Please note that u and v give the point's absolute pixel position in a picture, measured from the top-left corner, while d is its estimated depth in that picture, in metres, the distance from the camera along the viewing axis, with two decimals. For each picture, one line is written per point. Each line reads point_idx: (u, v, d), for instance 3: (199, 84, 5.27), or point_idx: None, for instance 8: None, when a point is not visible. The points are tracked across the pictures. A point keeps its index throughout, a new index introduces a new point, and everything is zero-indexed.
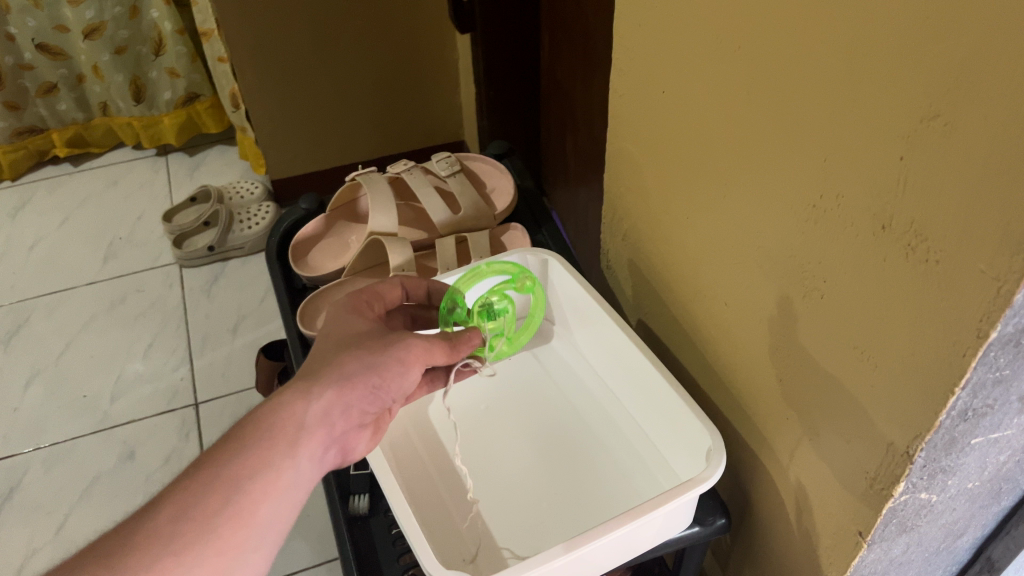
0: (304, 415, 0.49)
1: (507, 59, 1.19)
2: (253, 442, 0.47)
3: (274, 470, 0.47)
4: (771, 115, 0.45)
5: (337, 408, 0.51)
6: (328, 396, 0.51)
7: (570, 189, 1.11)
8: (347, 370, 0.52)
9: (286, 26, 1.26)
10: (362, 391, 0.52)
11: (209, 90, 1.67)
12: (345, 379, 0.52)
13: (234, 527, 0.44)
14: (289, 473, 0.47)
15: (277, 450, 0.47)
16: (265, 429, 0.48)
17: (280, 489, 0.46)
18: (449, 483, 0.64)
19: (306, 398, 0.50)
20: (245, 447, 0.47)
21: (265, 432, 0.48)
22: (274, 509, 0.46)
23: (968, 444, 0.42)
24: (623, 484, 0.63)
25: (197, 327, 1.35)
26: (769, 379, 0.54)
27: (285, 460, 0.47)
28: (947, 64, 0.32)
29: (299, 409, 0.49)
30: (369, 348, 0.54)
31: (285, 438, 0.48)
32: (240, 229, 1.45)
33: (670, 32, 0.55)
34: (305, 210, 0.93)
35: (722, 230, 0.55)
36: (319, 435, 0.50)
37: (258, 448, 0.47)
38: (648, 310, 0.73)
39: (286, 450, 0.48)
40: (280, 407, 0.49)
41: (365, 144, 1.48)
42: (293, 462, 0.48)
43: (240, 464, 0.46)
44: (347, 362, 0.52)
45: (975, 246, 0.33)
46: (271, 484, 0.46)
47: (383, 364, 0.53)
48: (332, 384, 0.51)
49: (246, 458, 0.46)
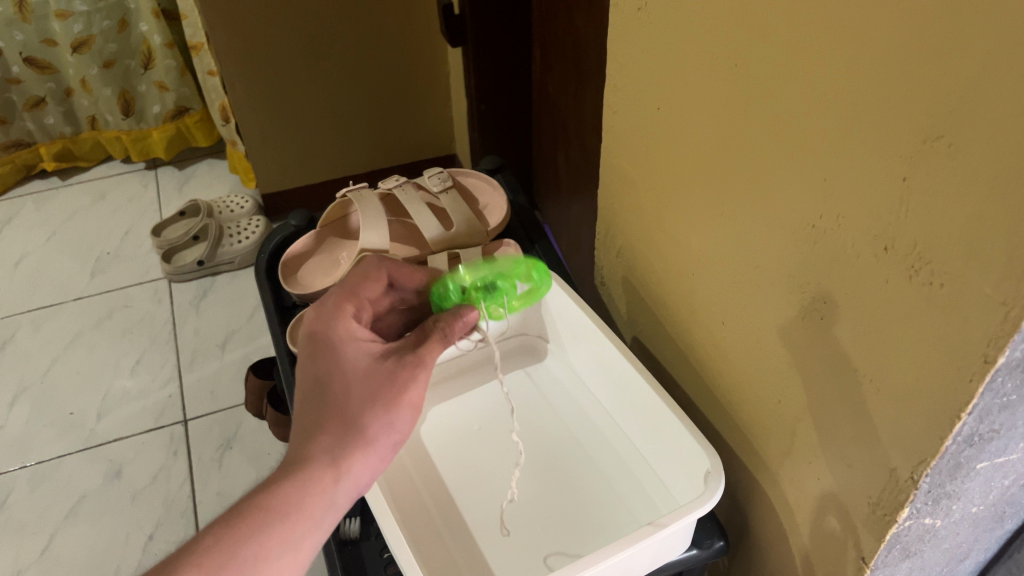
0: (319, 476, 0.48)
1: (498, 73, 1.18)
2: (276, 521, 0.45)
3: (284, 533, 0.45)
4: (769, 133, 0.44)
5: (362, 475, 0.50)
6: (357, 469, 0.49)
7: (563, 204, 1.11)
8: (371, 435, 0.50)
9: (277, 40, 1.26)
10: (383, 450, 0.51)
11: (199, 104, 1.66)
12: (368, 444, 0.50)
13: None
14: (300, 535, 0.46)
15: (300, 530, 0.46)
16: (290, 505, 0.46)
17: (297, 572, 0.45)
18: (442, 509, 0.63)
19: (335, 473, 0.48)
20: (267, 525, 0.45)
21: (290, 510, 0.46)
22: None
23: (972, 470, 0.41)
24: (619, 508, 0.62)
25: (186, 342, 1.33)
26: (768, 400, 0.53)
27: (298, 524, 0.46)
28: (951, 82, 0.31)
29: (329, 487, 0.48)
30: (387, 401, 0.51)
31: (308, 517, 0.47)
32: (229, 244, 1.44)
33: (665, 47, 0.54)
34: (295, 227, 0.93)
35: (719, 249, 0.54)
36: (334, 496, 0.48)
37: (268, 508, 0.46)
38: (643, 328, 0.73)
39: (309, 529, 0.47)
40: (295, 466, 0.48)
41: (356, 158, 1.47)
42: (313, 543, 0.47)
43: (261, 543, 0.44)
44: (370, 423, 0.50)
45: (981, 269, 0.32)
46: (290, 568, 0.45)
47: (404, 422, 0.51)
48: (359, 452, 0.49)
49: (268, 540, 0.45)
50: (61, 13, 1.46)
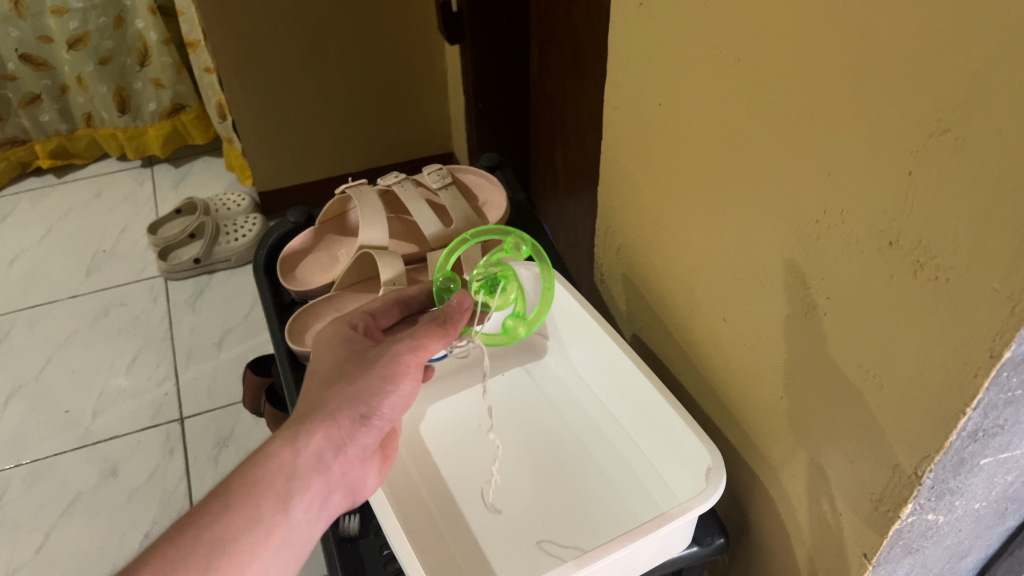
0: (293, 465, 0.49)
1: (496, 71, 1.18)
2: (237, 501, 0.47)
3: (264, 527, 0.47)
4: (772, 129, 0.44)
5: (327, 447, 0.51)
6: (317, 440, 0.50)
7: (560, 202, 1.11)
8: (331, 407, 0.52)
9: (275, 37, 1.25)
10: (350, 423, 0.52)
11: (195, 101, 1.65)
12: (330, 417, 0.51)
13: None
14: (280, 527, 0.47)
15: (266, 506, 0.47)
16: (249, 486, 0.48)
17: (268, 547, 0.47)
18: (442, 506, 0.63)
19: (293, 447, 0.50)
20: (227, 507, 0.47)
21: (250, 489, 0.48)
22: (262, 569, 0.46)
23: (976, 465, 0.41)
24: (619, 505, 0.62)
25: (182, 340, 1.33)
26: (770, 396, 0.53)
27: (276, 518, 0.47)
28: (959, 77, 0.31)
29: (286, 460, 0.49)
30: (349, 375, 0.54)
31: (270, 493, 0.48)
32: (226, 242, 1.44)
33: (667, 43, 0.54)
34: (294, 223, 0.92)
35: (720, 245, 0.54)
36: (313, 485, 0.50)
37: (243, 506, 0.47)
38: (643, 325, 0.72)
39: (275, 504, 0.48)
40: (268, 458, 0.49)
41: (353, 156, 1.47)
42: (283, 517, 0.48)
43: (234, 547, 0.45)
44: (330, 396, 0.52)
45: (988, 265, 0.32)
46: (259, 544, 0.46)
47: (368, 392, 0.53)
48: (319, 425, 0.51)
49: (232, 521, 0.46)
50: (57, 10, 1.46)
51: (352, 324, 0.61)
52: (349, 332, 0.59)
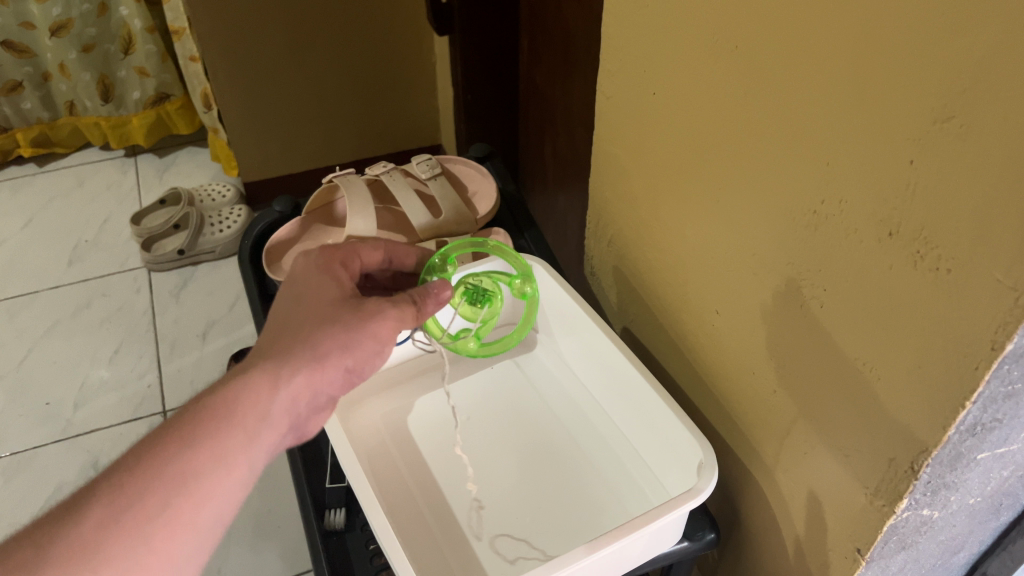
0: (268, 406, 0.46)
1: (486, 62, 1.17)
2: (204, 434, 0.44)
3: (226, 467, 0.44)
4: (770, 118, 0.44)
5: (304, 392, 0.48)
6: (298, 382, 0.48)
7: (549, 195, 1.10)
8: (321, 351, 0.49)
9: (262, 24, 1.23)
10: (334, 374, 0.50)
11: (180, 91, 1.63)
12: (317, 360, 0.49)
13: (171, 533, 0.41)
14: (242, 469, 0.44)
15: (232, 444, 0.44)
16: (218, 419, 0.44)
17: (228, 488, 0.44)
18: (429, 499, 0.62)
19: (272, 385, 0.47)
20: (193, 439, 0.43)
21: (219, 423, 0.44)
22: (218, 509, 0.43)
23: (973, 459, 0.40)
24: (608, 498, 0.61)
25: (165, 332, 1.31)
26: (764, 388, 0.52)
27: (239, 458, 0.44)
28: (963, 62, 0.30)
29: (263, 399, 0.46)
30: (346, 323, 0.51)
31: (239, 430, 0.45)
32: (210, 233, 1.42)
33: (663, 29, 0.53)
34: (279, 212, 0.91)
35: (715, 237, 0.53)
36: (278, 427, 0.47)
37: (211, 441, 0.44)
38: (634, 318, 0.72)
39: (242, 442, 0.45)
40: (242, 393, 0.46)
41: (340, 147, 1.45)
42: (247, 457, 0.45)
43: (194, 487, 0.42)
44: (322, 338, 0.49)
45: (992, 254, 0.32)
46: (220, 484, 0.43)
47: (359, 346, 0.50)
48: (302, 366, 0.48)
49: (196, 457, 0.43)
50: None
51: (342, 259, 0.57)
52: (338, 269, 0.56)
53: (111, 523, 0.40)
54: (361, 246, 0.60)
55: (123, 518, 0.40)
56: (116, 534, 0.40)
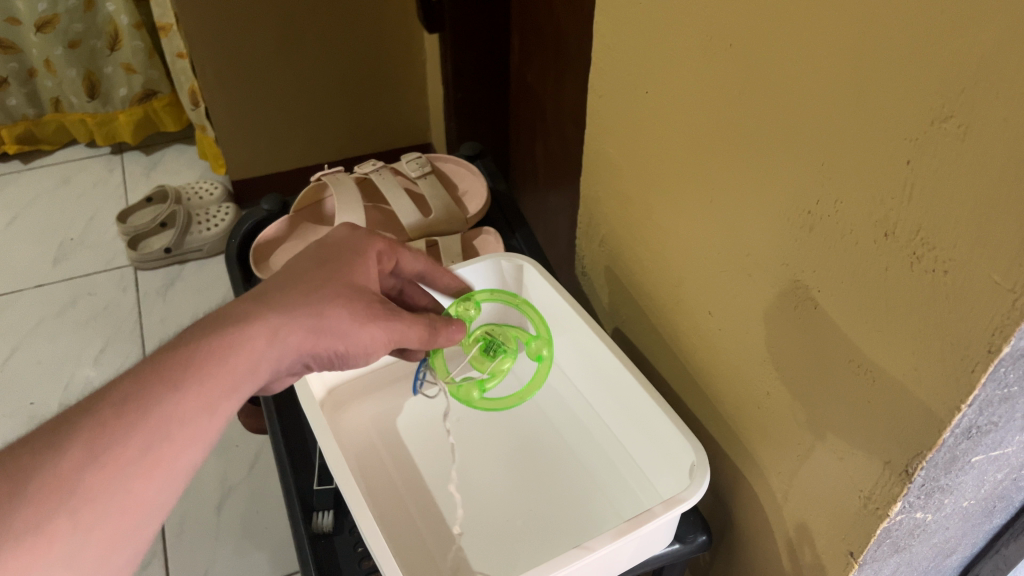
0: (258, 356, 0.44)
1: (477, 59, 1.16)
2: (192, 378, 0.41)
3: (211, 413, 0.41)
4: (766, 118, 0.43)
5: (292, 355, 0.47)
6: (293, 340, 0.47)
7: (540, 194, 1.09)
8: (324, 323, 0.48)
9: (250, 20, 1.22)
10: (323, 350, 0.48)
11: (167, 88, 1.62)
12: (318, 328, 0.48)
13: (150, 477, 0.39)
14: (224, 417, 0.42)
15: (218, 392, 0.42)
16: (209, 363, 0.42)
17: (209, 437, 0.41)
18: (419, 502, 0.61)
19: (268, 339, 0.45)
20: (182, 382, 0.41)
21: (209, 368, 0.42)
22: (196, 456, 0.41)
23: (967, 462, 0.40)
24: (601, 501, 0.61)
25: (152, 331, 1.30)
26: (757, 389, 0.52)
27: (223, 406, 0.42)
28: (962, 60, 0.30)
29: (255, 350, 0.44)
30: (356, 314, 0.50)
31: (226, 379, 0.42)
32: (198, 231, 1.40)
33: (656, 25, 0.52)
34: (268, 211, 0.90)
35: (708, 237, 0.53)
36: (260, 380, 0.45)
37: (200, 385, 0.41)
38: (626, 319, 0.71)
39: (227, 389, 0.42)
40: (236, 340, 0.44)
41: (329, 145, 1.44)
42: (229, 408, 0.42)
43: (179, 430, 0.40)
44: (328, 309, 0.49)
45: (990, 254, 0.31)
46: (201, 433, 0.41)
47: (356, 335, 0.50)
48: (302, 329, 0.47)
49: (182, 399, 0.40)
50: None
51: (382, 254, 0.56)
52: (374, 259, 0.55)
53: (91, 463, 0.37)
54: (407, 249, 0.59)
55: (104, 458, 0.37)
56: (96, 474, 0.37)
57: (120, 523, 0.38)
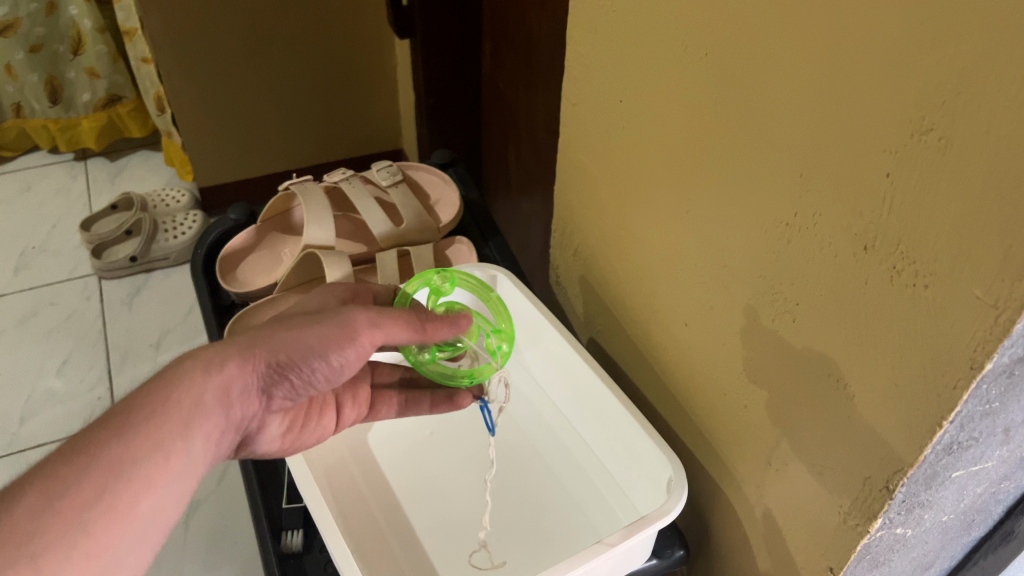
0: (201, 391, 0.45)
1: (448, 65, 1.15)
2: (140, 420, 0.42)
3: (163, 453, 0.42)
4: (744, 129, 0.42)
5: (239, 382, 0.46)
6: (230, 369, 0.46)
7: (513, 202, 1.08)
8: (255, 341, 0.48)
9: (217, 25, 1.20)
10: (265, 366, 0.47)
11: (133, 93, 1.58)
12: (252, 351, 0.47)
13: (111, 522, 0.40)
14: (179, 456, 0.43)
15: (168, 431, 0.43)
16: (154, 405, 0.43)
17: (168, 476, 0.42)
18: (396, 529, 0.59)
19: (205, 371, 0.45)
20: (128, 427, 0.42)
21: (155, 410, 0.43)
22: (160, 497, 0.42)
23: (947, 478, 0.39)
24: (579, 517, 0.60)
25: (117, 342, 1.27)
26: (733, 402, 0.51)
27: (176, 444, 0.43)
28: (944, 72, 0.29)
29: (196, 385, 0.45)
30: (291, 323, 0.49)
31: (175, 418, 0.43)
32: (164, 239, 1.37)
33: (630, 33, 0.51)
34: (235, 220, 0.88)
35: (685, 248, 0.52)
36: (216, 415, 0.45)
37: (147, 426, 0.42)
38: (600, 329, 0.71)
39: (177, 429, 0.43)
40: (176, 379, 0.44)
41: (299, 151, 1.42)
42: (185, 446, 0.43)
43: (131, 474, 0.41)
44: (261, 329, 0.49)
45: (971, 269, 0.31)
46: (159, 472, 0.42)
47: (292, 341, 0.48)
48: (236, 354, 0.47)
49: (131, 443, 0.41)
50: None
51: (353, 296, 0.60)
52: (343, 291, 0.60)
53: (46, 511, 0.38)
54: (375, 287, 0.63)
55: (60, 505, 0.38)
56: (52, 523, 0.38)
57: (85, 567, 0.39)
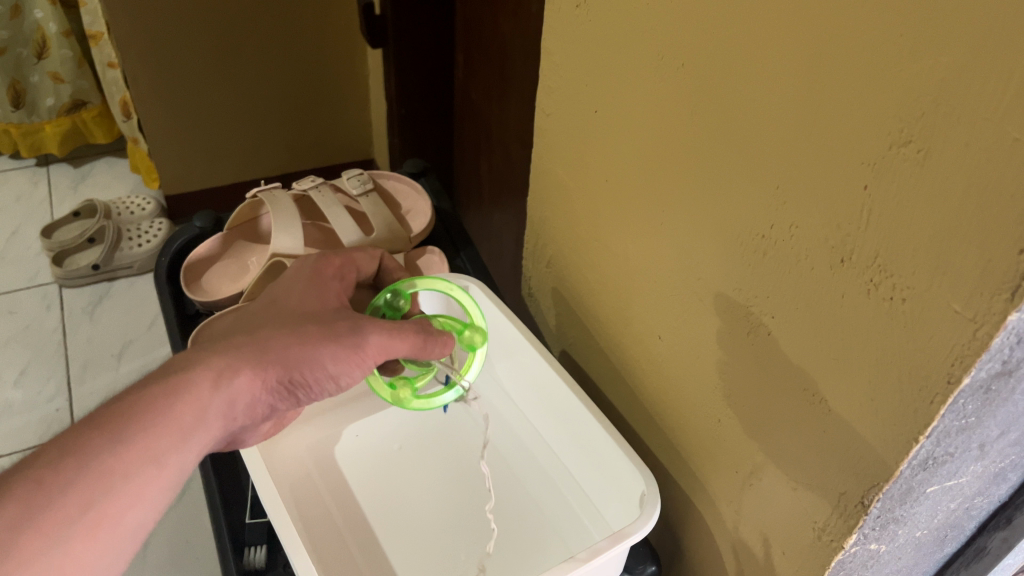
0: (206, 404, 0.44)
1: (421, 75, 1.14)
2: (136, 429, 0.41)
3: (157, 466, 0.41)
4: (720, 140, 0.42)
5: (244, 398, 0.45)
6: (241, 383, 0.45)
7: (484, 213, 1.08)
8: (268, 355, 0.47)
9: (186, 30, 1.18)
10: (276, 382, 0.47)
11: (98, 98, 1.55)
12: (263, 364, 0.46)
13: (90, 538, 0.38)
14: (172, 470, 0.41)
15: (166, 444, 0.41)
16: (154, 413, 0.42)
17: (155, 493, 0.41)
18: (358, 536, 0.58)
19: (213, 384, 0.44)
20: (125, 435, 0.40)
21: (155, 419, 0.41)
22: (143, 514, 0.40)
23: (922, 493, 0.39)
24: (549, 532, 0.59)
25: (77, 352, 1.24)
26: (707, 416, 0.51)
27: (171, 457, 0.41)
28: (924, 83, 0.29)
29: (202, 397, 0.44)
30: (307, 336, 0.48)
31: (175, 430, 0.42)
32: (128, 247, 1.34)
33: (606, 43, 0.51)
34: (200, 228, 0.86)
35: (659, 259, 0.52)
36: (214, 429, 0.44)
37: (144, 437, 0.41)
38: (573, 341, 0.70)
39: (174, 442, 0.42)
40: (183, 388, 0.43)
41: (268, 160, 1.40)
42: (179, 460, 0.42)
43: (121, 487, 0.39)
44: (271, 339, 0.48)
45: (951, 283, 0.30)
46: (148, 487, 0.40)
47: (310, 360, 0.48)
48: (248, 368, 0.46)
49: (125, 453, 0.40)
50: None
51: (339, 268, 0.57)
52: (331, 280, 0.55)
53: (24, 523, 0.36)
54: (356, 255, 0.60)
55: (40, 518, 0.37)
56: (31, 536, 0.36)
57: None
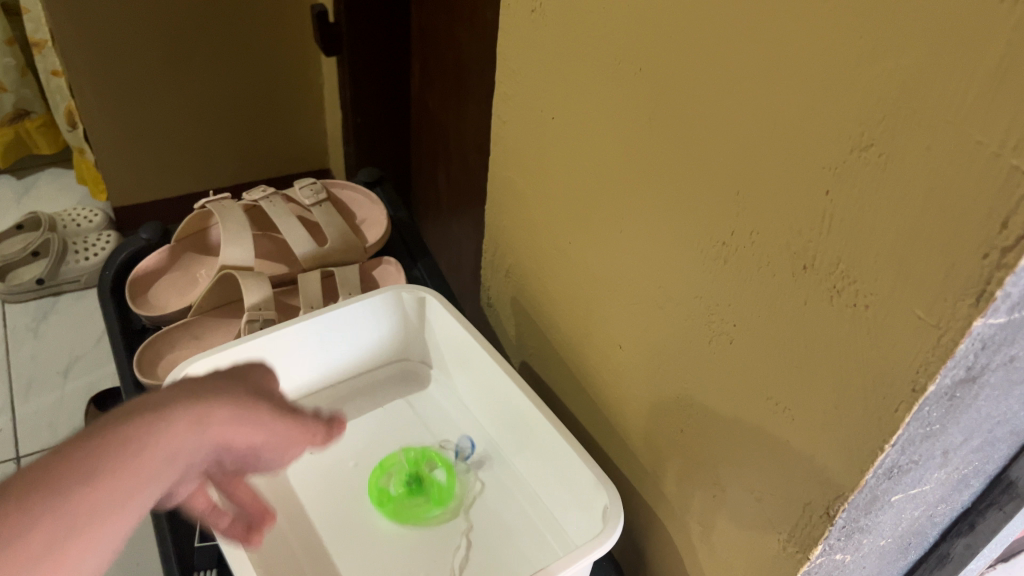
0: (168, 448, 0.31)
1: (377, 83, 1.12)
2: (77, 476, 0.28)
3: (94, 527, 0.28)
4: (678, 144, 0.41)
5: (215, 447, 0.33)
6: (215, 426, 0.33)
7: (442, 223, 1.06)
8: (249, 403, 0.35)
9: (130, 33, 1.15)
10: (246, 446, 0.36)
11: (42, 108, 1.51)
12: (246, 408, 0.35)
13: None
14: (111, 535, 0.28)
15: (114, 495, 0.29)
16: (100, 456, 0.29)
17: (80, 563, 0.28)
18: (307, 546, 0.57)
19: (187, 424, 0.32)
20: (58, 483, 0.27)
21: (98, 464, 0.29)
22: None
23: (887, 502, 0.38)
24: (509, 548, 0.58)
25: (21, 369, 1.19)
26: (670, 427, 0.50)
27: (112, 520, 0.28)
28: (884, 86, 0.29)
29: (168, 439, 0.31)
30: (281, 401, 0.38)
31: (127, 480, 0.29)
32: (75, 260, 1.30)
33: (562, 47, 0.50)
34: (147, 240, 0.84)
35: (619, 267, 0.51)
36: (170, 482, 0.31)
37: (85, 483, 0.28)
38: (533, 352, 0.69)
39: (121, 497, 0.29)
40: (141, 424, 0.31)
41: (221, 171, 1.37)
42: (125, 524, 0.29)
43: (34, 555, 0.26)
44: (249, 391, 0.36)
45: (913, 289, 0.30)
46: (75, 551, 0.27)
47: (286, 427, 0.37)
48: (223, 409, 0.34)
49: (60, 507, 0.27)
50: None
51: None
52: None
53: None
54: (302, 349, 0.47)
55: None
56: None
57: None
